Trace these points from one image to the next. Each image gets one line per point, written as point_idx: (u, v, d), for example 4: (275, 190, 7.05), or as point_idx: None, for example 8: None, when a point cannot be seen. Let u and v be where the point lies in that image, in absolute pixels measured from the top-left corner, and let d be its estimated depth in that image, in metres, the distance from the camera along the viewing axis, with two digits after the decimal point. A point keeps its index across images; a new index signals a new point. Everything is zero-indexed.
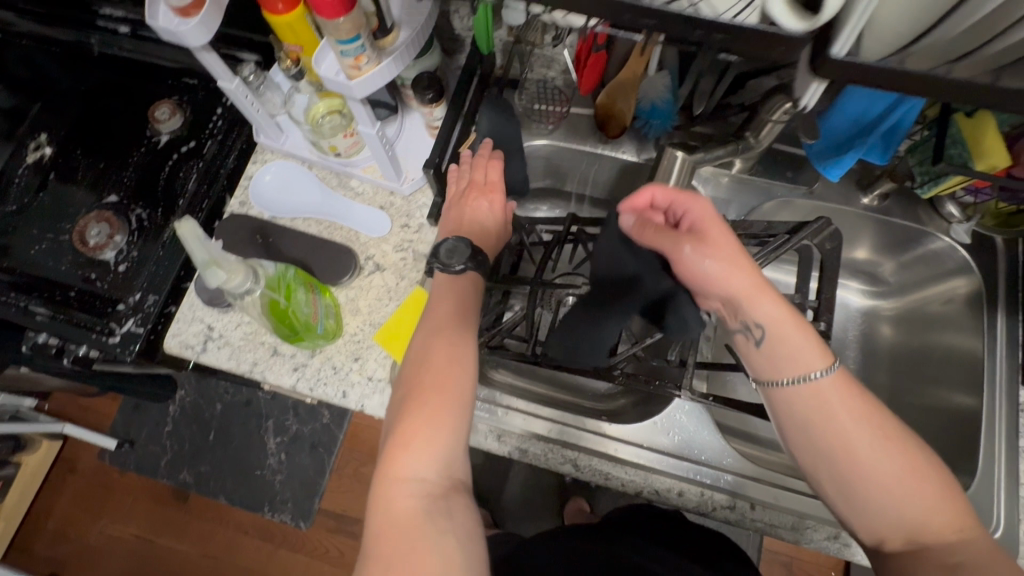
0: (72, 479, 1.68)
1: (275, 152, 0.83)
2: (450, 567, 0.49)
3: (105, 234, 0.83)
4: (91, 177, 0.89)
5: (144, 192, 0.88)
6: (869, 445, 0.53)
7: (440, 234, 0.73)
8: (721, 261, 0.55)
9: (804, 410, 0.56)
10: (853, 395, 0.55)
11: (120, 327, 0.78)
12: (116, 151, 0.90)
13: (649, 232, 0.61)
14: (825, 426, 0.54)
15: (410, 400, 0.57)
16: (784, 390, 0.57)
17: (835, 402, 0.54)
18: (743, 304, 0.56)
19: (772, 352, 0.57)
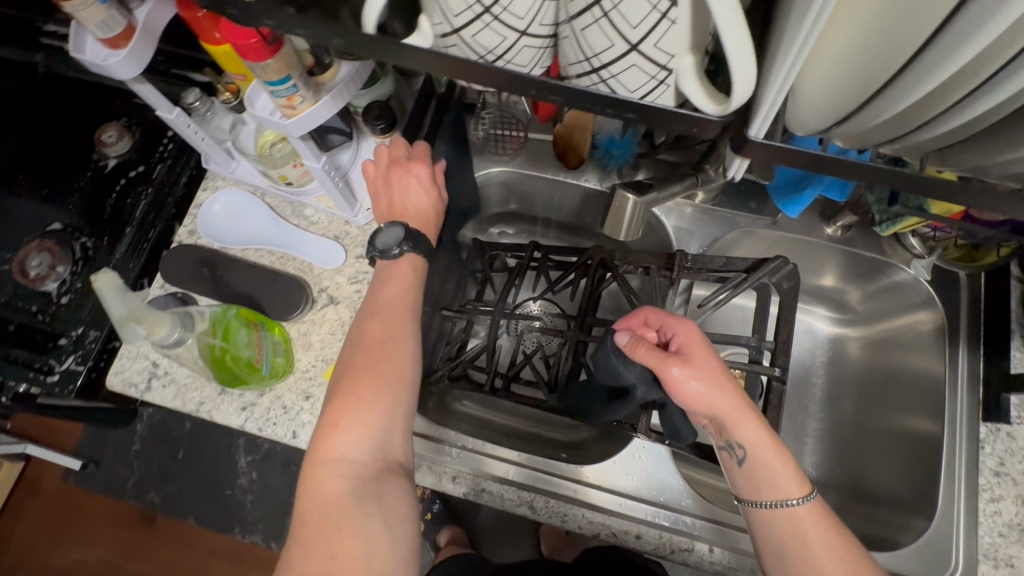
0: (35, 501, 1.63)
1: (226, 179, 0.80)
2: (373, 546, 0.54)
3: (47, 264, 0.80)
4: (34, 203, 0.85)
5: (90, 219, 0.84)
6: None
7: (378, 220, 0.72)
8: (711, 384, 0.57)
9: (781, 532, 0.57)
10: (829, 527, 0.57)
11: (60, 364, 0.76)
12: (61, 176, 0.86)
13: (643, 351, 0.59)
14: (799, 551, 0.56)
15: (345, 383, 0.60)
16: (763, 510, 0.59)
17: (809, 531, 0.56)
18: (730, 426, 0.58)
19: (752, 473, 0.58)
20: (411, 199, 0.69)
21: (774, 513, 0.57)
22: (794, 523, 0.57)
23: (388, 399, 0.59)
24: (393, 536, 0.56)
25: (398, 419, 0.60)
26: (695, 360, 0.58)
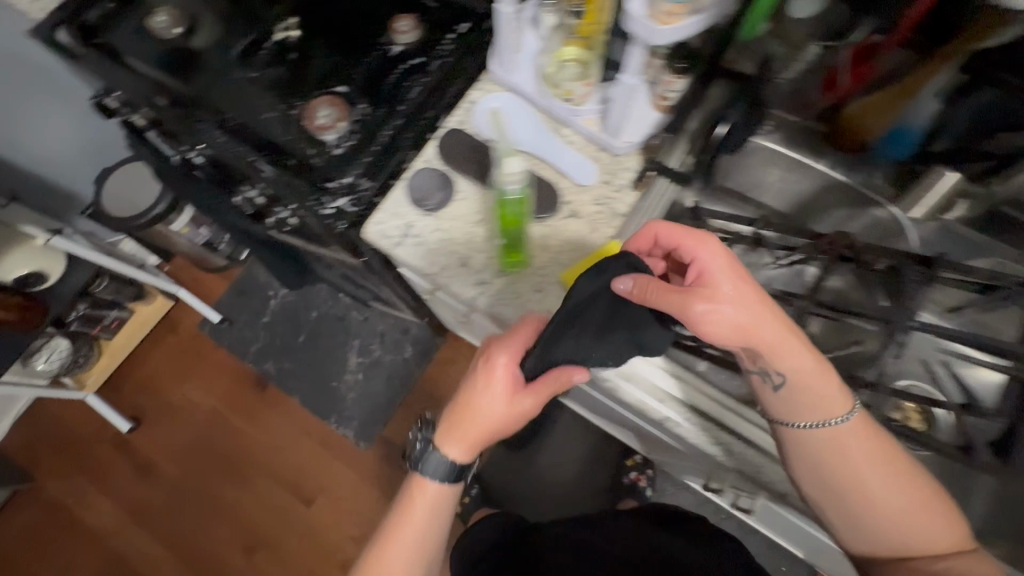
0: (170, 338, 1.81)
1: (502, 85, 0.89)
2: None
3: (334, 118, 0.90)
4: (326, 68, 0.96)
5: (370, 91, 0.94)
6: (880, 479, 0.69)
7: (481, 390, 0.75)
8: (749, 314, 0.65)
9: (825, 455, 0.70)
10: (869, 439, 0.69)
11: (332, 201, 0.84)
12: (354, 49, 0.97)
13: (659, 289, 0.66)
14: (840, 465, 0.70)
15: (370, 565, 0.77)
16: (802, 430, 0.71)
17: (852, 442, 0.69)
18: (766, 356, 0.68)
19: (789, 396, 0.70)
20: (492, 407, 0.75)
21: (825, 440, 0.70)
22: (842, 445, 0.70)
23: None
24: None
25: None
26: (720, 289, 0.65)
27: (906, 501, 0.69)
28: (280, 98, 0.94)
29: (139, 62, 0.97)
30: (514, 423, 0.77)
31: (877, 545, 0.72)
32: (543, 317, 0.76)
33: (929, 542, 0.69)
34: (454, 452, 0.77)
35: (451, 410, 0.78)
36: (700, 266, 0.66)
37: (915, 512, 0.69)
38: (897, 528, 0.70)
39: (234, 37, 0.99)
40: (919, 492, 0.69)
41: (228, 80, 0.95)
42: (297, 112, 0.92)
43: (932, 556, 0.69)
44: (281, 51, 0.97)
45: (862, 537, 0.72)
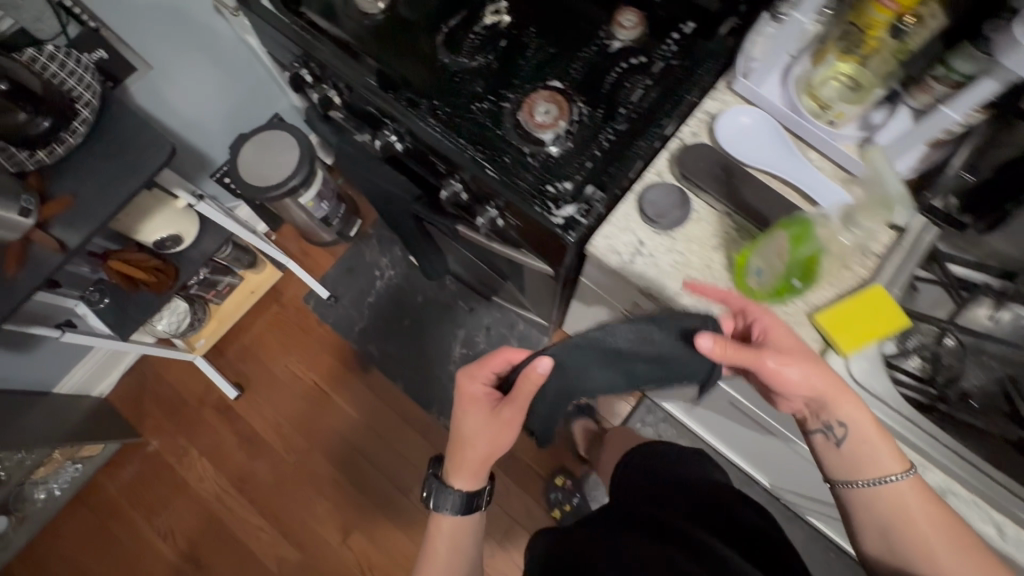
0: (273, 308, 1.80)
1: (741, 97, 0.82)
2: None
3: (554, 115, 0.84)
4: (539, 60, 0.90)
5: (587, 88, 0.87)
6: (950, 554, 0.64)
7: (474, 384, 0.82)
8: (804, 368, 0.65)
9: (880, 506, 0.68)
10: (925, 498, 0.67)
11: (559, 209, 0.79)
12: (569, 41, 0.90)
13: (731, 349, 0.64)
14: (907, 532, 0.66)
15: None
16: (858, 489, 0.70)
17: (912, 503, 0.67)
18: (830, 403, 0.68)
19: (848, 453, 0.69)
20: (474, 391, 0.82)
21: (885, 493, 0.68)
22: (902, 502, 0.67)
23: None
24: None
25: None
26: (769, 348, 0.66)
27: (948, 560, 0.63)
28: (491, 88, 0.88)
29: (342, 38, 0.93)
30: (501, 438, 0.82)
31: None
32: (514, 352, 0.81)
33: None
34: (460, 484, 0.88)
35: (454, 448, 0.87)
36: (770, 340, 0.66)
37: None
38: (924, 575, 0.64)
39: (441, 18, 0.93)
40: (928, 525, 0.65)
41: (435, 65, 0.91)
42: (511, 106, 0.87)
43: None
44: (491, 37, 0.91)
45: None
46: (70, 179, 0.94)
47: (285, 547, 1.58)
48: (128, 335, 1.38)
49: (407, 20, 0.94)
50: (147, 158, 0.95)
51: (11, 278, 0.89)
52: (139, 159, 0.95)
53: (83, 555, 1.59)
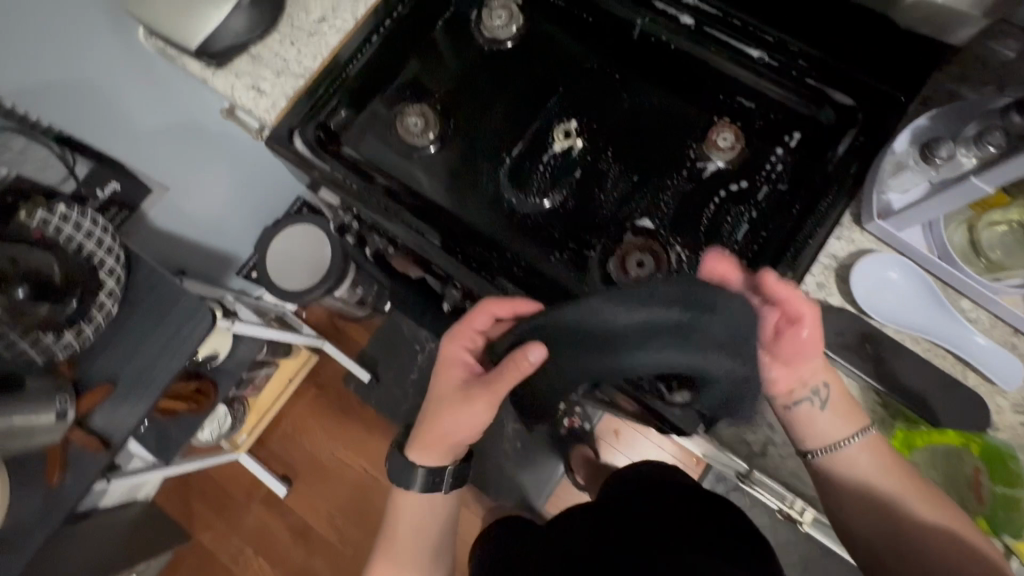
0: (313, 391, 1.71)
1: (872, 237, 0.70)
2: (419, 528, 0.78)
3: (650, 270, 0.73)
4: (622, 191, 0.78)
5: (682, 226, 0.76)
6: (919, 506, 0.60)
7: (476, 326, 0.71)
8: (789, 360, 0.62)
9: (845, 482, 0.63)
10: (886, 461, 0.61)
11: (675, 395, 0.67)
12: (654, 166, 0.78)
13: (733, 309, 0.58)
14: (880, 499, 0.61)
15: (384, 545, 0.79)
16: (830, 462, 0.64)
17: (873, 462, 0.62)
18: (807, 373, 0.62)
19: (826, 419, 0.63)
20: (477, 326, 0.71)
21: (837, 459, 0.63)
22: (849, 473, 0.63)
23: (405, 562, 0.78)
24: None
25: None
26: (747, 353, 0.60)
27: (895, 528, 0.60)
28: (570, 233, 0.77)
29: (391, 178, 0.82)
30: (473, 421, 0.70)
31: None
32: (497, 304, 0.69)
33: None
34: (414, 456, 0.75)
35: (422, 414, 0.75)
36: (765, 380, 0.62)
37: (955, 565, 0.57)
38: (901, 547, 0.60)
39: (502, 145, 0.82)
40: (907, 505, 0.60)
41: (501, 206, 0.79)
42: (596, 255, 0.76)
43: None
44: (563, 166, 0.79)
45: None
46: (105, 359, 0.85)
47: None
48: (172, 459, 1.31)
49: (463, 151, 0.82)
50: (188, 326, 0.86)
51: (54, 485, 0.82)
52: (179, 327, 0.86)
53: None
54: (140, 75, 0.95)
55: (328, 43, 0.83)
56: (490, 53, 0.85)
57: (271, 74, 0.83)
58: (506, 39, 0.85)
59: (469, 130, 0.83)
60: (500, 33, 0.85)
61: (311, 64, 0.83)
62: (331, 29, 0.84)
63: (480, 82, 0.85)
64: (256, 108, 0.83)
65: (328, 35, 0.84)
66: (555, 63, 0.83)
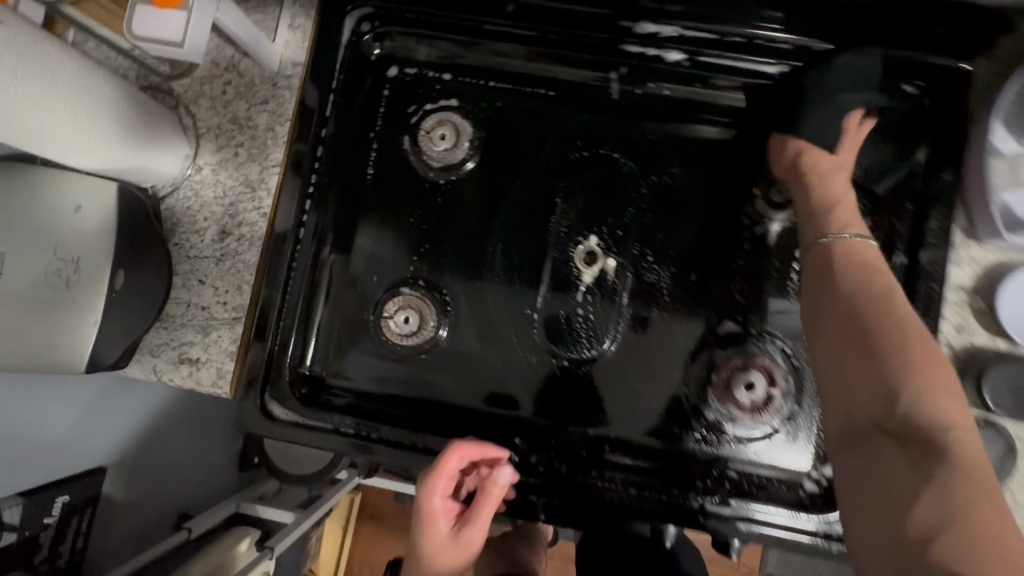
0: (369, 526, 1.55)
1: (992, 248, 0.58)
2: None
3: (764, 389, 0.60)
4: (684, 298, 0.63)
5: (772, 312, 0.62)
6: (925, 395, 0.43)
7: (430, 482, 0.57)
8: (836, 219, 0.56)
9: (840, 264, 0.52)
10: (845, 268, 0.52)
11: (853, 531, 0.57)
12: (707, 251, 0.63)
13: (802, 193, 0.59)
14: (866, 315, 0.48)
15: None
16: (819, 289, 0.52)
17: (876, 303, 0.48)
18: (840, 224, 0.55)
19: (835, 278, 0.52)
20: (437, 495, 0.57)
21: (825, 260, 0.53)
22: (822, 263, 0.53)
23: None
24: None
25: None
26: (838, 157, 0.60)
27: (860, 330, 0.47)
28: (654, 377, 0.62)
29: (408, 398, 0.64)
30: (459, 565, 0.61)
31: (861, 425, 0.45)
32: (468, 446, 0.56)
33: (916, 410, 0.42)
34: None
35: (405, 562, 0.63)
36: (814, 192, 0.57)
37: (918, 399, 0.43)
38: (843, 370, 0.47)
39: (520, 298, 0.64)
40: (910, 326, 0.46)
41: (555, 376, 0.63)
42: (691, 390, 0.62)
43: (925, 423, 0.42)
44: (606, 298, 0.63)
45: (846, 407, 0.46)
46: None
47: None
48: None
49: (475, 322, 0.64)
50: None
51: None
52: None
53: None
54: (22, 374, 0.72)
55: (246, 263, 0.63)
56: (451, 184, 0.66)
57: (197, 334, 0.62)
58: (462, 159, 0.65)
59: (471, 293, 0.65)
60: (452, 154, 0.65)
61: (241, 299, 0.62)
62: (242, 242, 0.63)
63: (454, 226, 0.65)
64: (200, 386, 0.62)
65: (242, 250, 0.63)
66: (533, 168, 0.65)
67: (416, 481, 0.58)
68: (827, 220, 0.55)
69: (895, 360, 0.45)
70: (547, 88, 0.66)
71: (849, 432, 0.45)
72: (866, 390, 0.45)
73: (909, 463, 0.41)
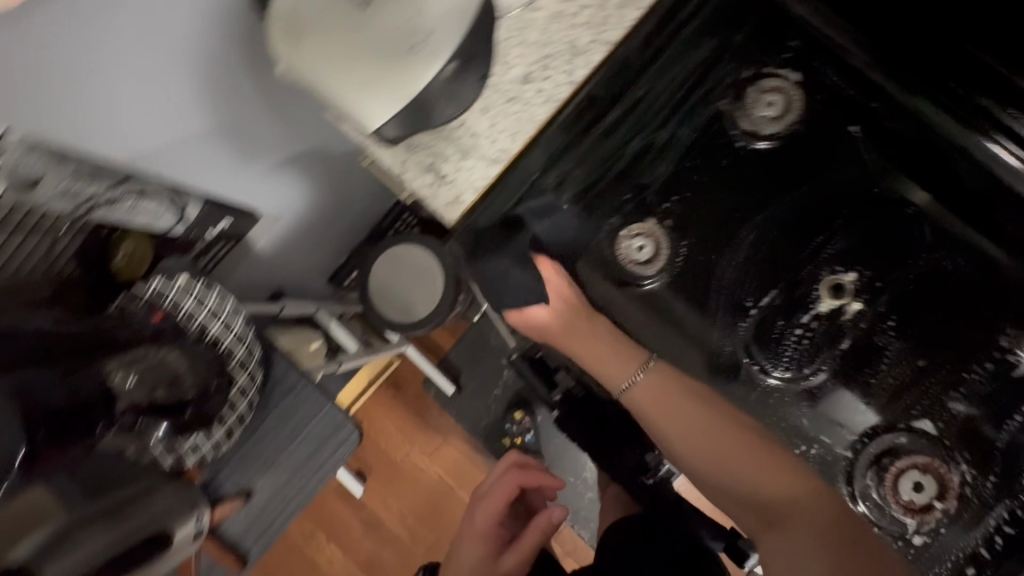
0: (392, 392, 1.64)
1: None
2: (399, 488, 1.63)
3: (927, 495, 0.59)
4: (899, 377, 0.61)
5: (979, 436, 0.59)
6: (749, 467, 0.54)
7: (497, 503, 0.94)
8: (593, 333, 0.66)
9: (642, 397, 0.62)
10: (663, 398, 0.61)
11: None
12: (951, 344, 0.60)
13: (582, 330, 0.66)
14: (689, 421, 0.59)
15: (397, 480, 1.63)
16: (636, 400, 0.63)
17: (674, 394, 0.61)
18: (599, 362, 0.65)
19: (640, 382, 0.63)
20: (486, 520, 0.93)
21: (634, 400, 0.63)
22: (638, 400, 0.62)
23: (405, 464, 1.63)
24: (391, 476, 1.63)
25: (395, 478, 1.63)
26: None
27: (693, 436, 0.58)
28: (819, 413, 0.63)
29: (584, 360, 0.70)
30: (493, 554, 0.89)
31: (751, 520, 0.52)
32: (509, 490, 0.95)
33: (762, 493, 0.52)
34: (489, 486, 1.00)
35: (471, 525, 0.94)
36: (571, 345, 0.67)
37: (766, 483, 0.53)
38: (717, 473, 0.56)
39: (747, 286, 0.64)
40: (709, 413, 0.59)
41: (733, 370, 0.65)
42: (853, 454, 0.62)
43: (785, 502, 0.50)
44: (830, 333, 0.62)
45: (737, 511, 0.54)
46: (234, 468, 0.74)
47: None
48: None
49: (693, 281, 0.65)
50: (306, 421, 0.74)
51: None
52: (294, 417, 0.74)
53: None
54: (252, 99, 0.72)
55: (533, 116, 0.61)
56: (743, 153, 0.65)
57: (455, 154, 0.63)
58: (767, 135, 0.64)
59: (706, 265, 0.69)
60: (764, 125, 0.64)
61: (509, 146, 0.62)
62: (538, 96, 0.61)
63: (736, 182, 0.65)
64: (434, 199, 0.64)
65: (535, 102, 0.61)
66: (839, 175, 0.63)
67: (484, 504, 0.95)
68: (630, 362, 0.64)
69: (715, 456, 0.56)
70: (857, 126, 0.62)
71: (757, 525, 0.51)
72: (743, 511, 0.53)
73: (806, 529, 0.47)
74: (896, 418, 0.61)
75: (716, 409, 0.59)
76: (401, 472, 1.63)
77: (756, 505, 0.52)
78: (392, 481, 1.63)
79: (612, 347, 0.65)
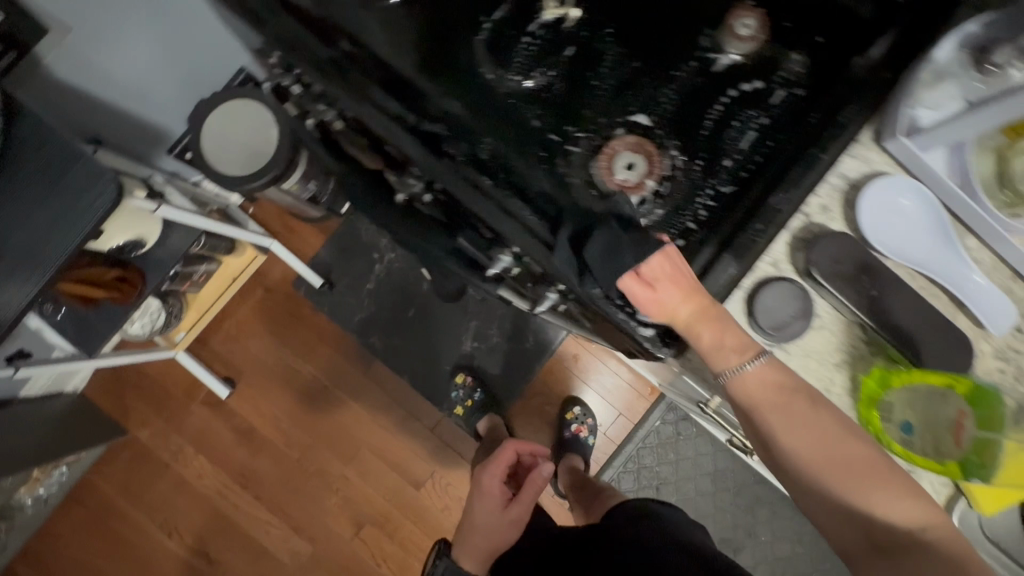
0: (260, 294, 1.60)
1: (889, 157, 0.62)
2: (270, 391, 1.58)
3: (640, 172, 0.63)
4: (617, 78, 0.66)
5: (683, 125, 0.65)
6: (872, 492, 0.54)
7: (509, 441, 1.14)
8: (699, 311, 0.57)
9: (762, 396, 0.58)
10: (780, 397, 0.57)
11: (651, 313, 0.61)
12: (659, 47, 0.66)
13: (699, 310, 0.57)
14: (815, 440, 0.56)
15: (269, 384, 1.58)
16: (749, 397, 0.58)
17: (799, 407, 0.57)
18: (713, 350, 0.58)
19: (758, 383, 0.58)
20: (493, 485, 1.07)
21: (741, 389, 0.58)
22: (753, 400, 0.58)
23: (276, 367, 1.58)
24: (262, 379, 1.58)
25: (266, 381, 1.58)
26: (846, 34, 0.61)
27: (823, 458, 0.55)
28: (552, 114, 0.66)
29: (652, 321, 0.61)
30: (506, 537, 1.01)
31: (855, 540, 0.55)
32: (516, 445, 1.12)
33: (882, 519, 0.54)
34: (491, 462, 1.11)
35: (462, 530, 1.05)
36: (697, 333, 0.57)
37: (890, 511, 0.54)
38: (838, 497, 0.55)
39: (482, 6, 0.67)
40: (841, 432, 0.56)
41: (474, 81, 0.66)
42: (581, 152, 0.65)
43: (916, 529, 0.53)
44: (553, 40, 0.67)
45: (840, 528, 0.56)
46: None
47: (298, 543, 1.54)
48: (95, 351, 1.19)
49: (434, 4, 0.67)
50: (64, 173, 0.70)
51: None
52: (47, 172, 0.70)
53: (86, 553, 1.54)
54: None
55: None
56: None
57: None
58: None
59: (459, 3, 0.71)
60: None
61: None
62: None
63: None
64: None
65: None
66: None
67: (485, 464, 1.10)
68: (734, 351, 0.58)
69: (839, 480, 0.55)
70: None
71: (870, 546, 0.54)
72: (852, 533, 0.55)
73: (919, 557, 0.52)
74: (616, 116, 0.66)
75: (848, 429, 0.56)
76: (271, 375, 1.58)
77: (874, 530, 0.54)
78: (263, 384, 1.58)
79: (730, 335, 0.58)
